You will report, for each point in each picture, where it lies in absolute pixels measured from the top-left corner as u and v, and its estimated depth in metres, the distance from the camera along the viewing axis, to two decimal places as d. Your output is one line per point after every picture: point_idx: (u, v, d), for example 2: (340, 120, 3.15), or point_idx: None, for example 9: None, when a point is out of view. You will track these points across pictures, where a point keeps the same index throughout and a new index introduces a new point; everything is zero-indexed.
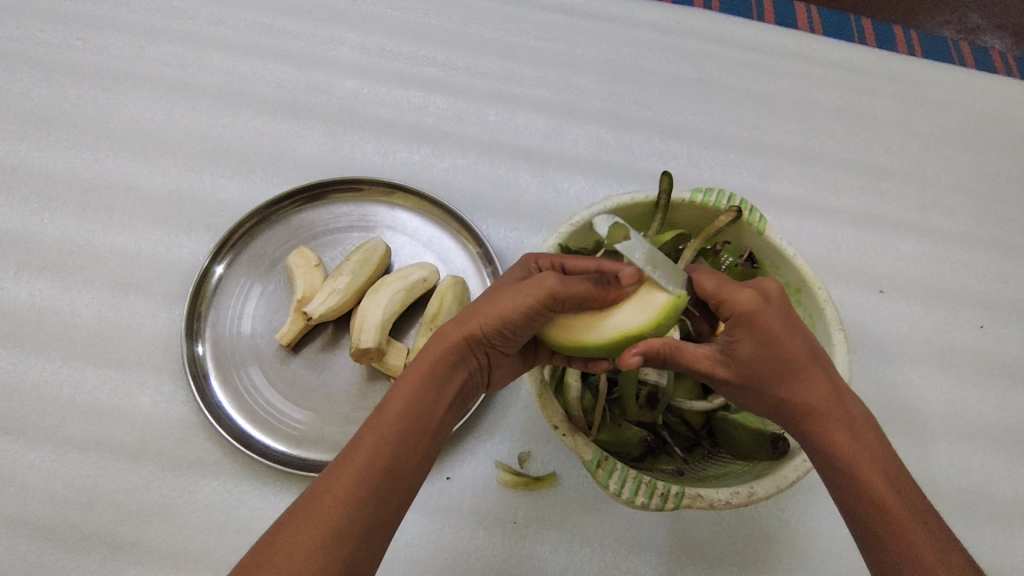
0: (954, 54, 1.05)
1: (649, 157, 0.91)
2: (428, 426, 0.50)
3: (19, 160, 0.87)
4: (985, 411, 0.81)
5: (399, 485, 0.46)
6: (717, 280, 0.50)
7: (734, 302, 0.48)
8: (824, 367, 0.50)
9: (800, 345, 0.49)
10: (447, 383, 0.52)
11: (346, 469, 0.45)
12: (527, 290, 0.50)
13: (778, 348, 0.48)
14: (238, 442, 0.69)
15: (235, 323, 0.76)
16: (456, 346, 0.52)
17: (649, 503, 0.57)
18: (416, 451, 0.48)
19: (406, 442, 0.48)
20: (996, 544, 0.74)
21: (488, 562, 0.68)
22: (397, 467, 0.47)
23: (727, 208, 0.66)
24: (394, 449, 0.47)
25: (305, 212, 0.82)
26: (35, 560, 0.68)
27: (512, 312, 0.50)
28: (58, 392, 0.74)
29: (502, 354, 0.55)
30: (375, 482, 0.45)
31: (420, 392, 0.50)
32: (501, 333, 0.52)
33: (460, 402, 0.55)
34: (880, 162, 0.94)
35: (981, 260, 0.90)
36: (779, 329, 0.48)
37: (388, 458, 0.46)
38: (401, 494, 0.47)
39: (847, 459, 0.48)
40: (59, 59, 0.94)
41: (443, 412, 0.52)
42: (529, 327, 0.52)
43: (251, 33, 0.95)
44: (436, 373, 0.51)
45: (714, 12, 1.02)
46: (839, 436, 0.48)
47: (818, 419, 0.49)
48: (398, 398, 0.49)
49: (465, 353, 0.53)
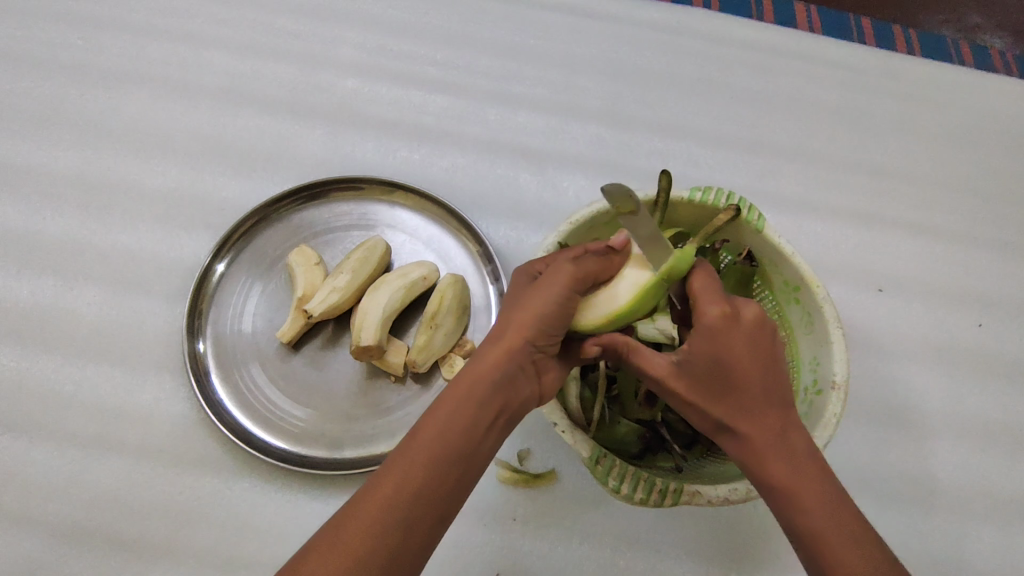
0: (954, 53, 1.05)
1: (648, 157, 0.91)
2: (469, 449, 0.48)
3: (21, 159, 0.88)
4: (984, 410, 0.81)
5: (430, 513, 0.45)
6: (706, 288, 0.54)
7: (703, 314, 0.52)
8: (774, 400, 0.51)
9: (752, 372, 0.51)
10: (494, 400, 0.49)
11: (372, 497, 0.45)
12: (554, 281, 0.53)
13: (729, 371, 0.51)
14: (239, 439, 0.69)
15: (236, 322, 0.76)
16: (499, 360, 0.50)
17: (647, 499, 0.57)
18: (451, 476, 0.47)
19: (440, 467, 0.46)
20: (995, 542, 0.74)
21: (487, 559, 0.69)
22: (427, 494, 0.46)
23: (726, 206, 0.66)
24: (426, 475, 0.46)
25: (305, 211, 0.82)
26: (38, 557, 0.68)
27: (549, 306, 0.52)
28: (60, 390, 0.75)
29: (547, 359, 0.54)
30: (402, 511, 0.45)
31: (461, 413, 0.48)
32: (542, 332, 0.52)
33: (511, 423, 0.52)
34: (880, 161, 0.94)
35: (981, 260, 0.90)
36: (738, 351, 0.51)
37: (420, 482, 0.46)
38: (432, 523, 0.46)
39: (788, 489, 0.49)
40: (61, 59, 0.94)
41: (487, 432, 0.49)
42: (564, 320, 0.53)
43: (251, 33, 0.96)
44: (481, 391, 0.49)
45: (714, 11, 1.02)
46: (779, 467, 0.49)
47: (760, 448, 0.50)
48: (437, 421, 0.48)
49: (514, 364, 0.51)
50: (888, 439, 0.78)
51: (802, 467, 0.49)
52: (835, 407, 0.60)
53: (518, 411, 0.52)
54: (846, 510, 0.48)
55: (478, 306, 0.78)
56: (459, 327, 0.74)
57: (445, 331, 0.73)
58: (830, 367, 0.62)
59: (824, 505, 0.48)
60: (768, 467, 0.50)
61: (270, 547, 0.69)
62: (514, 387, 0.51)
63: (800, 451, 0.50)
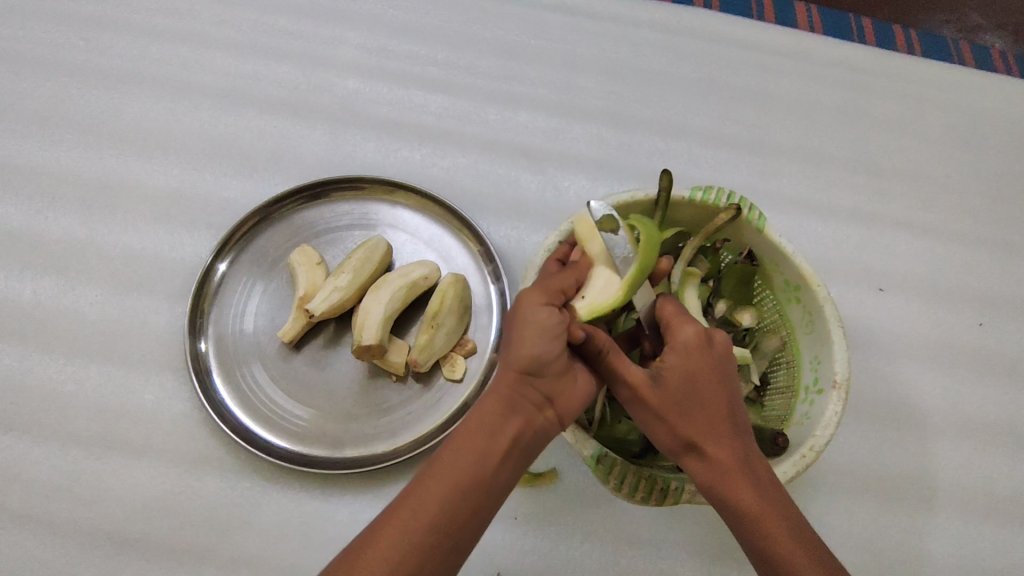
0: (954, 53, 1.05)
1: (648, 156, 0.91)
2: (481, 478, 0.49)
3: (23, 159, 0.88)
4: (984, 409, 0.81)
5: (445, 543, 0.47)
6: (675, 312, 0.56)
7: (679, 333, 0.55)
8: (737, 427, 0.54)
9: (719, 394, 0.54)
10: (505, 430, 0.50)
11: (390, 524, 0.47)
12: (525, 305, 0.53)
13: (699, 392, 0.53)
14: (240, 438, 0.69)
15: (238, 321, 0.76)
16: (503, 392, 0.51)
17: (648, 498, 0.58)
18: (465, 505, 0.48)
19: (454, 497, 0.48)
20: (994, 541, 0.74)
21: (488, 558, 0.69)
22: (441, 524, 0.47)
23: (726, 206, 0.66)
24: (441, 505, 0.48)
25: (307, 211, 0.82)
26: (40, 555, 0.68)
27: (529, 327, 0.52)
28: (62, 389, 0.75)
29: (558, 382, 0.53)
30: (417, 539, 0.47)
31: (471, 443, 0.50)
32: (536, 356, 0.51)
33: (527, 450, 0.52)
34: (879, 161, 0.95)
35: (980, 259, 0.90)
36: (706, 373, 0.54)
37: (432, 516, 0.47)
38: (446, 552, 0.47)
39: (750, 508, 0.51)
40: (63, 60, 0.94)
41: (501, 460, 0.50)
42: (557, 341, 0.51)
43: (253, 33, 0.96)
44: (489, 422, 0.51)
45: (714, 11, 1.02)
46: (745, 486, 0.51)
47: (725, 467, 0.52)
48: (447, 456, 0.50)
49: (514, 395, 0.51)
50: (889, 438, 0.78)
51: (766, 490, 0.52)
52: (836, 405, 0.60)
53: (532, 437, 0.52)
54: (806, 534, 0.51)
55: (479, 306, 0.78)
56: (460, 327, 0.74)
57: (446, 330, 0.73)
58: (831, 365, 0.62)
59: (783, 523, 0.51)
60: (737, 488, 0.51)
61: (271, 547, 0.69)
62: (523, 415, 0.51)
63: (762, 473, 0.52)
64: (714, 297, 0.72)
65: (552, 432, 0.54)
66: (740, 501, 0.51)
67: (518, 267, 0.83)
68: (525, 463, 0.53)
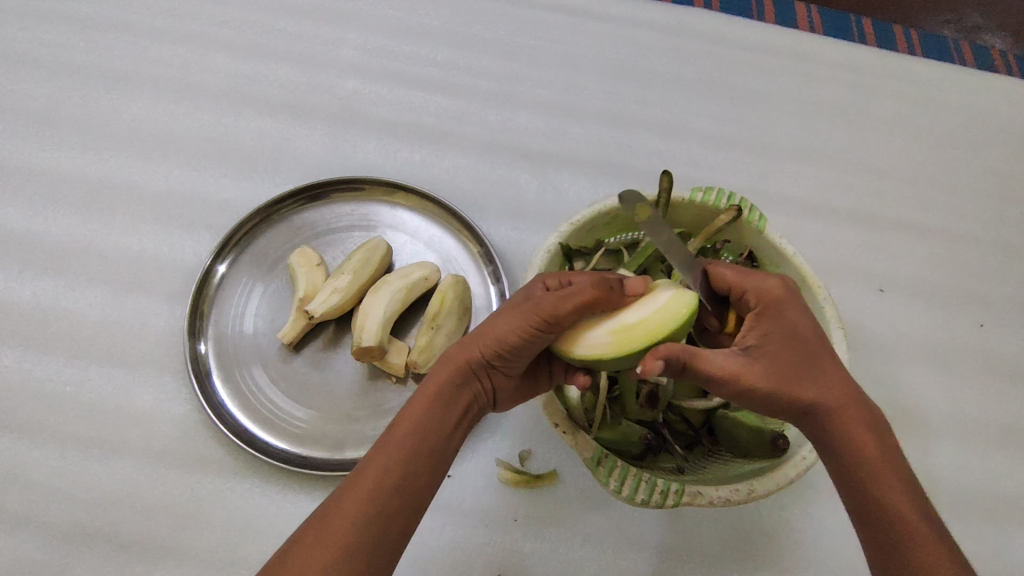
0: (954, 53, 1.05)
1: (649, 157, 0.91)
2: (438, 446, 0.50)
3: (23, 160, 0.88)
4: (985, 410, 0.81)
5: (409, 500, 0.48)
6: (739, 272, 0.53)
7: (763, 289, 0.52)
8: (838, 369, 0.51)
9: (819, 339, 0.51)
10: (457, 403, 0.53)
11: (355, 488, 0.47)
12: (523, 312, 0.52)
13: (800, 340, 0.50)
14: (240, 439, 0.69)
15: (238, 322, 0.76)
16: (461, 370, 0.53)
17: (649, 500, 0.58)
18: (425, 469, 0.49)
19: (414, 459, 0.49)
20: (994, 542, 0.74)
21: (488, 559, 0.69)
22: (404, 485, 0.48)
23: (727, 207, 0.66)
24: (402, 467, 0.48)
25: (306, 212, 0.82)
26: (40, 557, 0.68)
27: (511, 336, 0.52)
28: (61, 391, 0.75)
29: (505, 377, 0.56)
30: (382, 501, 0.47)
31: (427, 413, 0.51)
32: (501, 355, 0.53)
33: (468, 426, 0.55)
34: (880, 162, 0.95)
35: (981, 260, 0.90)
36: (801, 320, 0.51)
37: (397, 476, 0.48)
38: (409, 511, 0.48)
39: (864, 457, 0.49)
40: (62, 60, 0.94)
41: (452, 433, 0.52)
42: (523, 356, 0.54)
43: (253, 34, 0.96)
44: (444, 394, 0.52)
45: (714, 12, 1.02)
46: (859, 435, 0.49)
47: (835, 406, 0.50)
48: (408, 418, 0.51)
49: (469, 373, 0.54)
50: None
51: (881, 437, 0.50)
52: None
53: (472, 414, 0.55)
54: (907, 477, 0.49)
55: (479, 307, 0.78)
56: (460, 328, 0.74)
57: (446, 332, 0.73)
58: None
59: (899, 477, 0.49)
60: (848, 436, 0.49)
61: (270, 547, 0.69)
62: (471, 392, 0.54)
63: (878, 422, 0.50)
64: None
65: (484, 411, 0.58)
66: (856, 451, 0.49)
67: (518, 267, 0.83)
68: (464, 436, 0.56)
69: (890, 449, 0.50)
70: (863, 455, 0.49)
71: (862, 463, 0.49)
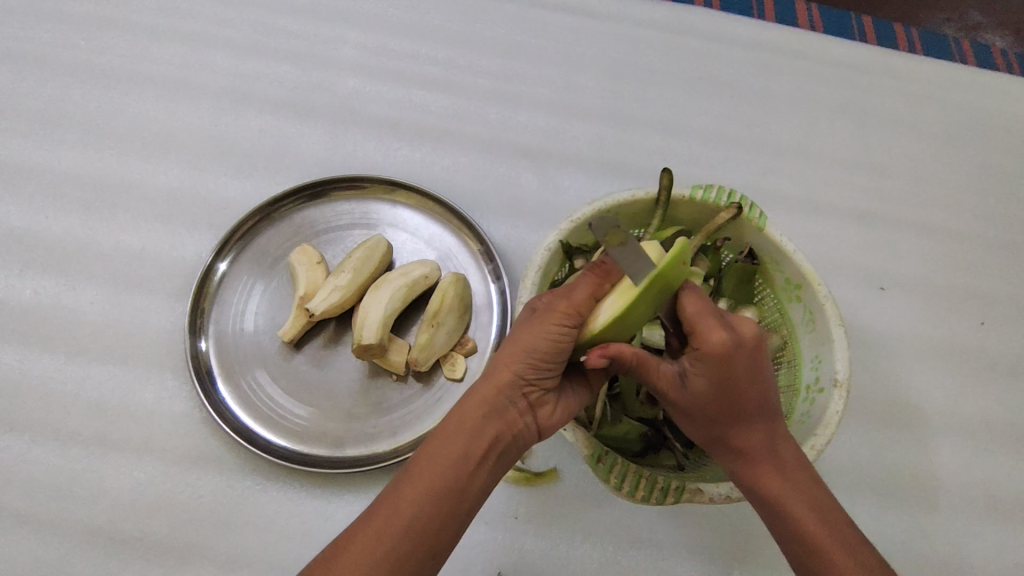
0: (955, 51, 1.05)
1: (650, 155, 0.91)
2: (459, 482, 0.49)
3: (24, 158, 0.88)
4: (986, 407, 0.81)
5: (422, 544, 0.47)
6: (699, 309, 0.52)
7: (705, 339, 0.50)
8: (769, 419, 0.52)
9: (752, 391, 0.51)
10: (486, 432, 0.51)
11: (364, 530, 0.47)
12: (545, 318, 0.51)
13: (730, 390, 0.50)
14: (240, 437, 0.69)
15: (239, 320, 0.76)
16: (489, 395, 0.51)
17: (648, 497, 0.58)
18: (443, 508, 0.48)
19: (430, 497, 0.48)
20: (997, 540, 0.74)
21: (488, 557, 0.69)
22: (418, 525, 0.47)
23: (727, 205, 0.67)
24: (415, 509, 0.47)
25: (307, 210, 0.82)
26: (40, 555, 0.68)
27: (539, 342, 0.51)
28: (63, 389, 0.75)
29: (542, 394, 0.54)
30: (392, 545, 0.46)
31: (451, 446, 0.49)
32: (534, 369, 0.51)
33: (504, 455, 0.53)
34: (881, 159, 0.94)
35: (982, 257, 0.90)
36: (738, 372, 0.50)
37: (409, 518, 0.47)
38: (421, 555, 0.47)
39: (777, 496, 0.51)
40: (64, 59, 0.94)
41: (479, 463, 0.50)
42: (556, 363, 0.52)
43: (254, 32, 0.96)
44: (470, 423, 0.50)
45: (715, 10, 1.02)
46: (768, 478, 0.52)
47: (749, 453, 0.52)
48: (426, 453, 0.50)
49: (498, 398, 0.51)
50: (890, 436, 0.78)
51: (792, 477, 0.52)
52: (837, 404, 0.60)
53: (509, 443, 0.52)
54: (833, 515, 0.51)
55: (480, 305, 0.78)
56: (460, 326, 0.74)
57: (446, 330, 0.73)
58: (831, 364, 0.62)
59: (811, 513, 0.51)
60: (757, 477, 0.52)
61: (271, 546, 0.69)
62: (504, 418, 0.52)
63: (789, 460, 0.52)
64: (715, 295, 0.72)
65: (528, 440, 0.54)
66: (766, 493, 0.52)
67: (518, 266, 0.83)
68: (502, 469, 0.53)
69: (801, 486, 0.52)
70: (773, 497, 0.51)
71: (772, 501, 0.52)
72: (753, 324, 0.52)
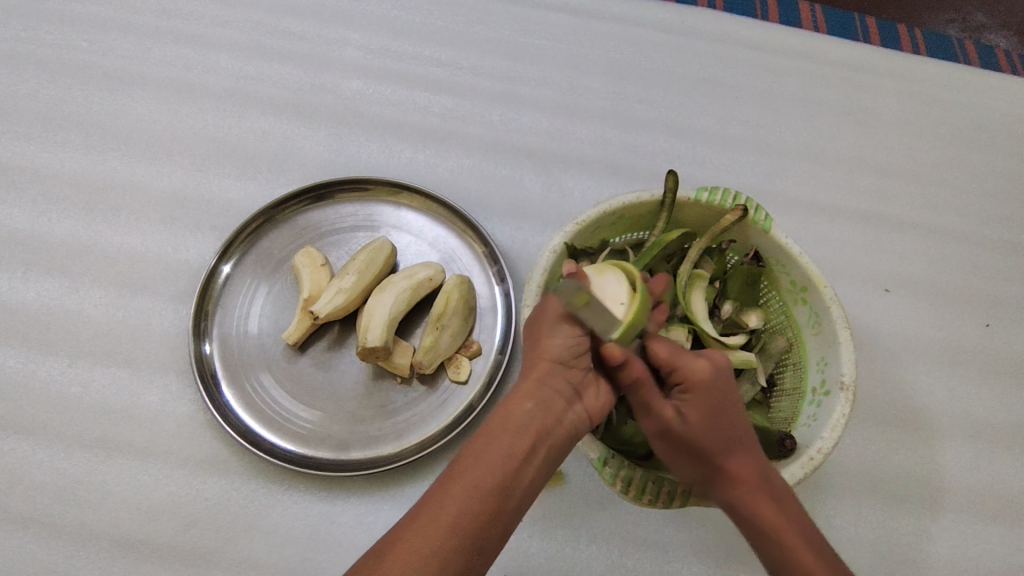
0: (960, 52, 1.05)
1: (654, 157, 0.91)
2: (507, 474, 0.50)
3: (27, 160, 0.88)
4: (991, 410, 0.81)
5: (471, 539, 0.47)
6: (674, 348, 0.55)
7: (688, 366, 0.54)
8: (756, 452, 0.54)
9: (736, 422, 0.53)
10: (532, 422, 0.52)
11: (412, 527, 0.47)
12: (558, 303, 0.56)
13: (719, 421, 0.53)
14: (245, 440, 0.69)
15: (242, 323, 0.76)
16: (533, 388, 0.53)
17: (655, 500, 0.58)
18: (493, 503, 0.49)
19: (480, 493, 0.48)
20: (1003, 543, 0.74)
21: (494, 561, 0.69)
22: (468, 522, 0.47)
23: (733, 207, 0.66)
24: (463, 504, 0.48)
25: (311, 211, 0.82)
26: (44, 559, 0.68)
27: (562, 324, 0.55)
28: (67, 391, 0.75)
29: (582, 380, 0.56)
30: (443, 540, 0.46)
31: (500, 441, 0.51)
32: (567, 352, 0.54)
33: (555, 448, 0.53)
34: (885, 161, 0.94)
35: (987, 260, 0.90)
36: (723, 404, 0.53)
37: (458, 513, 0.47)
38: (471, 551, 0.47)
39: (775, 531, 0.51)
40: (66, 60, 0.94)
41: (528, 456, 0.51)
42: (583, 336, 0.54)
43: (257, 34, 0.96)
44: (518, 417, 0.52)
45: (718, 12, 1.02)
46: (763, 505, 0.52)
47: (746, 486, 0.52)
48: (472, 449, 0.51)
49: (541, 388, 0.53)
50: (895, 439, 0.78)
51: (791, 512, 0.52)
52: (842, 407, 0.60)
53: (561, 432, 0.53)
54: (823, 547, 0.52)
55: (484, 307, 0.78)
56: (464, 329, 0.74)
57: (451, 332, 0.73)
58: (837, 367, 0.62)
59: (810, 548, 0.51)
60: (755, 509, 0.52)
61: (276, 549, 0.69)
62: (550, 408, 0.53)
63: (782, 491, 0.53)
64: (720, 298, 0.71)
65: (580, 429, 0.55)
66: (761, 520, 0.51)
67: (522, 268, 0.83)
68: (554, 462, 0.54)
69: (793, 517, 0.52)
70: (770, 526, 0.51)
71: (779, 543, 0.51)
72: (722, 356, 0.57)
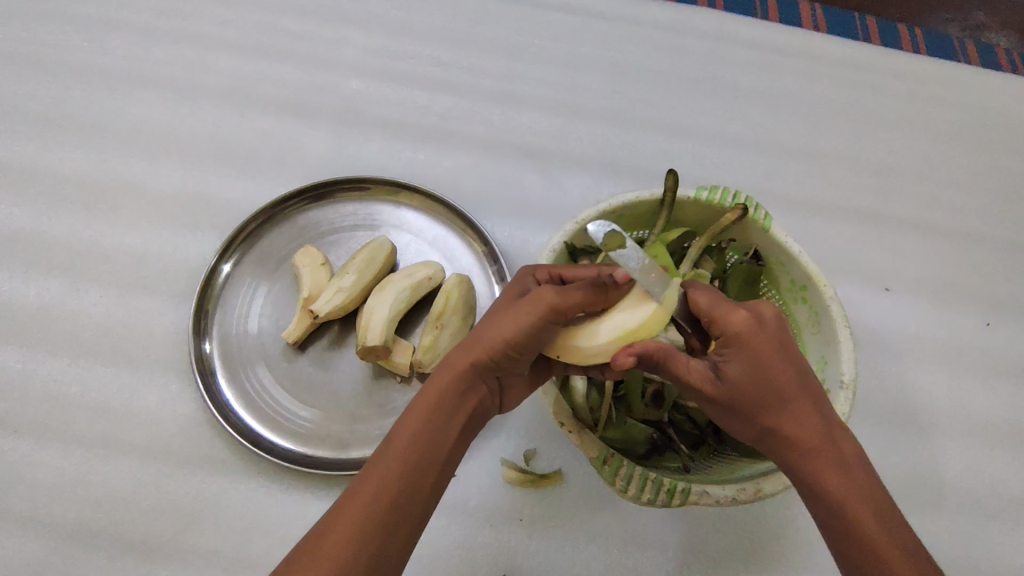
0: (959, 51, 1.05)
1: (653, 156, 0.91)
2: (440, 456, 0.50)
3: (28, 159, 0.88)
4: (991, 409, 0.81)
5: (408, 517, 0.47)
6: (712, 299, 0.52)
7: (726, 322, 0.50)
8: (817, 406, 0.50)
9: (789, 373, 0.49)
10: (462, 410, 0.52)
11: (353, 504, 0.46)
12: (533, 307, 0.51)
13: (764, 373, 0.49)
14: (245, 439, 0.69)
15: (242, 322, 0.76)
16: (466, 375, 0.52)
17: (654, 499, 0.57)
18: (427, 484, 0.48)
19: (413, 474, 0.48)
20: (1003, 541, 0.74)
21: (493, 560, 0.68)
22: (406, 502, 0.47)
23: (732, 206, 0.66)
24: (401, 482, 0.47)
25: (311, 211, 0.82)
26: (45, 558, 0.68)
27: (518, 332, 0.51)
28: (67, 390, 0.75)
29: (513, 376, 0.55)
30: (381, 518, 0.46)
31: (428, 423, 0.50)
32: (509, 355, 0.52)
33: (473, 429, 0.54)
34: (885, 160, 0.94)
35: (987, 259, 0.90)
36: (768, 354, 0.49)
37: (396, 491, 0.47)
38: (407, 528, 0.47)
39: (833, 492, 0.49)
40: (67, 60, 0.94)
41: (456, 440, 0.51)
42: (532, 347, 0.52)
43: (257, 33, 0.96)
44: (445, 400, 0.51)
45: (718, 11, 1.02)
46: (829, 474, 0.49)
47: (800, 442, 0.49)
48: (407, 428, 0.49)
49: (473, 377, 0.52)
50: (896, 438, 0.77)
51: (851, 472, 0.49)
52: (842, 407, 0.60)
53: (478, 415, 0.54)
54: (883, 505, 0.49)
55: (484, 306, 0.78)
56: (464, 328, 0.74)
57: (451, 331, 0.73)
58: (838, 366, 0.62)
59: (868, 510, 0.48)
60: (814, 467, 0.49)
61: (275, 547, 0.69)
62: (477, 395, 0.53)
63: (850, 454, 0.50)
64: None
65: (491, 413, 0.57)
66: (826, 491, 0.49)
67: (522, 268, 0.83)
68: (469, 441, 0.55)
69: (861, 483, 0.49)
70: (835, 493, 0.49)
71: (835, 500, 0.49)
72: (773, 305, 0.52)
